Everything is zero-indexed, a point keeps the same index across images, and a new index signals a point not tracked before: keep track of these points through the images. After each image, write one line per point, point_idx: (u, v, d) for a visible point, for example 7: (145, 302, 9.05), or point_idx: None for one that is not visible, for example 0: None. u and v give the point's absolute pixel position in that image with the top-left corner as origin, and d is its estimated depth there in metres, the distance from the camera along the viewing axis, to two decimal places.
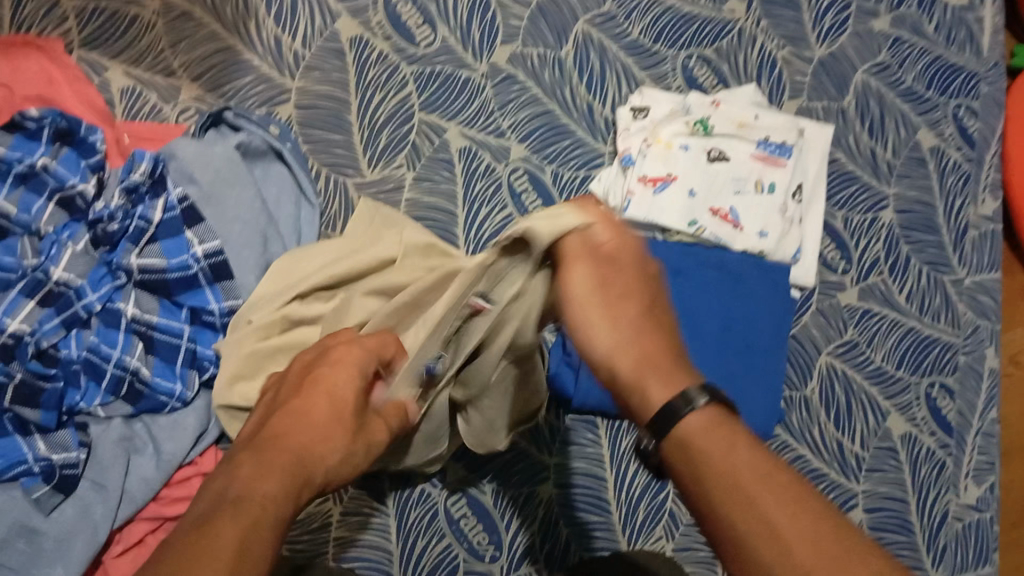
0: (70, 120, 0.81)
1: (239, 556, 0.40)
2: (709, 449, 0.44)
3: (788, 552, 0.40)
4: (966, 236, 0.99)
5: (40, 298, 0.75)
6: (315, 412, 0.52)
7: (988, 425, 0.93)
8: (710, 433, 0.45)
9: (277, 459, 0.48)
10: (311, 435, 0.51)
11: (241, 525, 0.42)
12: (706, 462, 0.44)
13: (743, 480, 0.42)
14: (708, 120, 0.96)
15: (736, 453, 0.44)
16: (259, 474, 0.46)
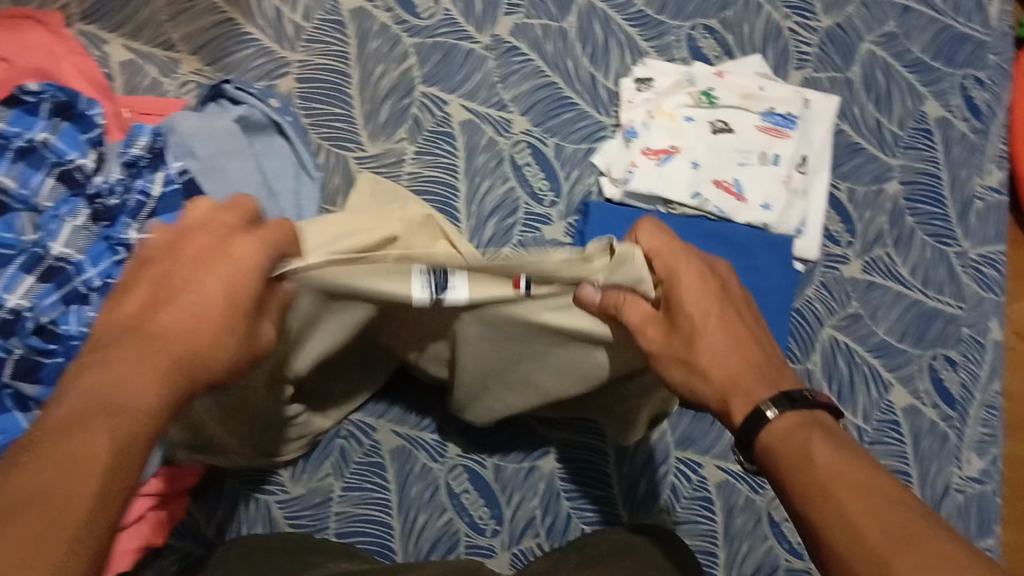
0: (69, 94, 0.80)
1: (109, 467, 0.41)
2: (804, 453, 0.48)
3: (860, 536, 0.43)
4: (972, 208, 0.99)
5: (40, 274, 0.74)
6: (203, 284, 0.48)
7: (991, 397, 0.93)
8: (797, 436, 0.49)
9: (154, 351, 0.45)
10: (192, 309, 0.47)
11: (113, 433, 0.41)
12: (789, 464, 0.48)
13: (821, 477, 0.46)
14: (712, 92, 0.95)
15: (828, 459, 0.47)
16: (135, 369, 0.44)
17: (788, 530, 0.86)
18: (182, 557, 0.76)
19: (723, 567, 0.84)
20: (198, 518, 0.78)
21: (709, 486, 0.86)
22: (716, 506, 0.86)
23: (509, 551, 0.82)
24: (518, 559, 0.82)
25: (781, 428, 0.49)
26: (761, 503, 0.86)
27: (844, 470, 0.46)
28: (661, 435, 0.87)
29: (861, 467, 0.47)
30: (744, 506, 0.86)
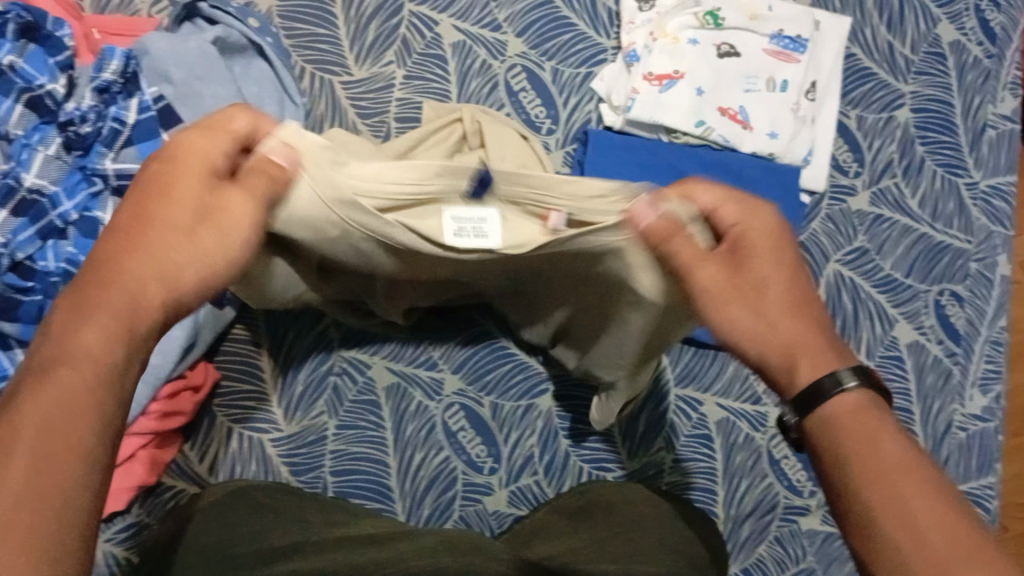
0: (36, 13, 0.74)
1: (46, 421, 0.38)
2: (855, 452, 0.44)
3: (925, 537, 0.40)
4: (984, 137, 0.95)
5: (13, 207, 0.71)
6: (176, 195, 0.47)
7: (997, 333, 0.90)
8: (846, 420, 0.46)
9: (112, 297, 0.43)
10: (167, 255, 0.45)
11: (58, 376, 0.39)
12: (855, 449, 0.44)
13: (888, 467, 0.43)
14: (718, 12, 0.90)
15: (882, 454, 0.44)
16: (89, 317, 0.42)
17: (788, 468, 0.84)
18: (175, 496, 0.75)
19: (722, 505, 0.82)
20: (190, 457, 0.76)
21: (709, 423, 0.84)
22: (715, 444, 0.83)
23: (506, 490, 0.80)
24: (517, 498, 0.80)
25: (826, 415, 0.47)
26: (761, 440, 0.84)
27: (881, 459, 0.43)
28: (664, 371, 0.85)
29: (915, 463, 0.43)
30: (745, 443, 0.83)
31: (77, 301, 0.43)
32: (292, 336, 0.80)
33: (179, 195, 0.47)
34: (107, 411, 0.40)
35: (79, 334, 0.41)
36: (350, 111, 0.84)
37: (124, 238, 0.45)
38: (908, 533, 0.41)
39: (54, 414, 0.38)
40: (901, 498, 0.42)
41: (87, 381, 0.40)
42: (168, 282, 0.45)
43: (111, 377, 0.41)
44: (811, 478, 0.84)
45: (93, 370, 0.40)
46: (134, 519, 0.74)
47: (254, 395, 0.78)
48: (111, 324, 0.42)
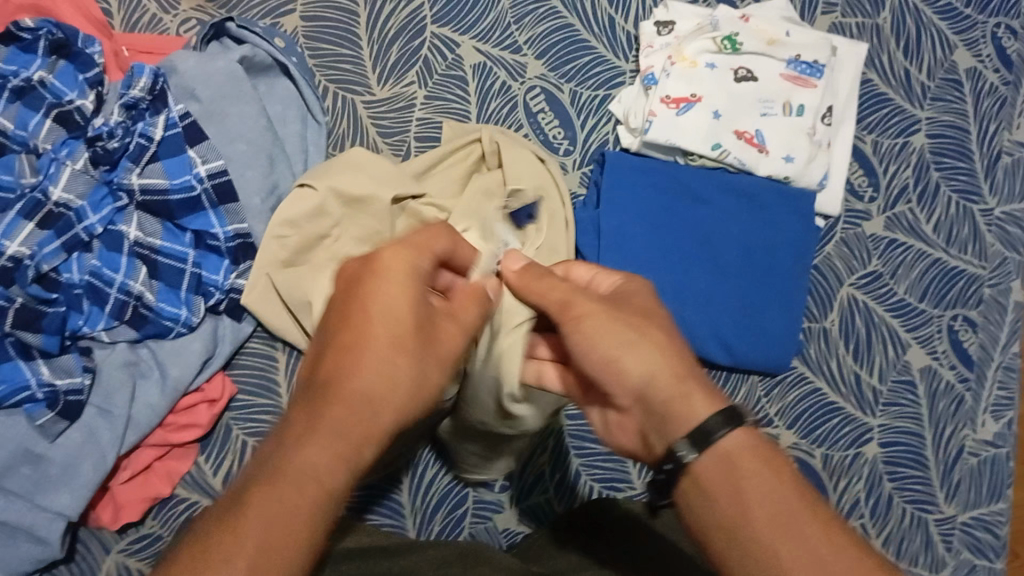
0: (66, 31, 0.77)
1: (262, 543, 0.44)
2: (756, 491, 0.51)
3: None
4: (999, 163, 0.95)
5: (40, 220, 0.72)
6: (370, 322, 0.49)
7: (1010, 359, 0.90)
8: (732, 467, 0.52)
9: (336, 418, 0.47)
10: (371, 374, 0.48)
11: (266, 502, 0.45)
12: (754, 491, 0.51)
13: (789, 513, 0.51)
14: (736, 37, 0.90)
15: (778, 493, 0.51)
16: (312, 435, 0.47)
17: None
18: (189, 507, 0.75)
19: None
20: (205, 469, 0.76)
21: None
22: None
23: (517, 508, 0.81)
24: (526, 515, 0.81)
25: (721, 452, 0.53)
26: None
27: (781, 506, 0.51)
28: None
29: (800, 498, 0.51)
30: None
31: (303, 423, 0.47)
32: None
33: (389, 328, 0.49)
34: (312, 538, 0.45)
35: (304, 458, 0.46)
36: (371, 130, 0.86)
37: (340, 349, 0.49)
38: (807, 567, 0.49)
39: (264, 539, 0.44)
40: (800, 533, 0.50)
41: (296, 510, 0.45)
42: (371, 416, 0.48)
43: (320, 505, 0.46)
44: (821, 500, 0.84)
45: (308, 499, 0.45)
46: (149, 530, 0.75)
47: (269, 409, 0.78)
48: (333, 450, 0.47)
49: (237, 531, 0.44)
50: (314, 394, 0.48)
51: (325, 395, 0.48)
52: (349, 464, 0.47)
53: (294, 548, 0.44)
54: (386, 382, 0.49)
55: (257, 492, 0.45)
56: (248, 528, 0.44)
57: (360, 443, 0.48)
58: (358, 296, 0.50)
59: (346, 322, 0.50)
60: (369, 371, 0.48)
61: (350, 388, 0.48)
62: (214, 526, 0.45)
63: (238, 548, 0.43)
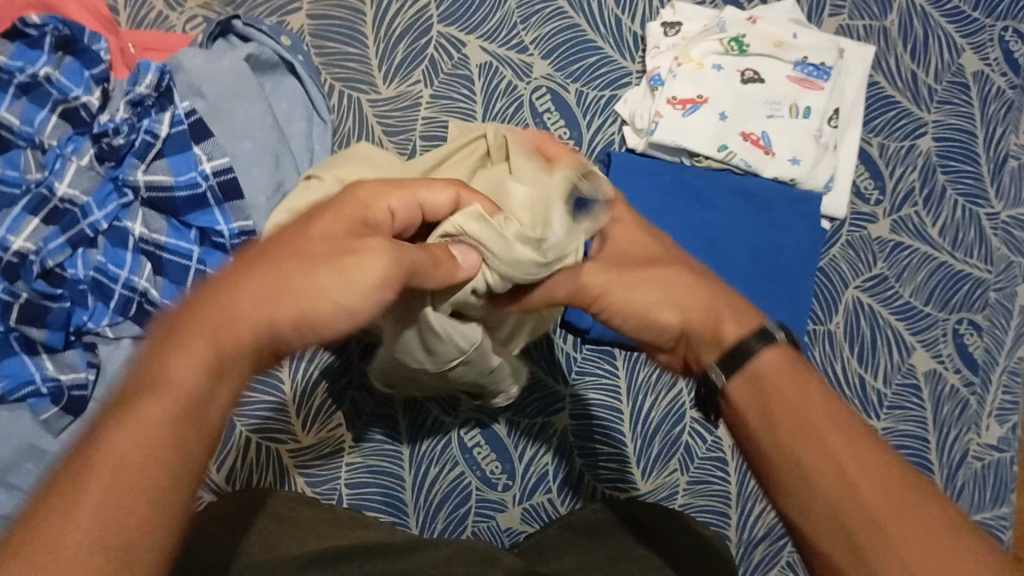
0: (73, 27, 0.77)
1: (120, 467, 0.35)
2: (781, 399, 0.48)
3: (857, 490, 0.44)
4: (1006, 167, 0.95)
5: (45, 215, 0.73)
6: (322, 226, 0.47)
7: (1015, 363, 0.90)
8: (780, 385, 0.49)
9: (204, 318, 0.41)
10: (271, 287, 0.43)
11: (99, 438, 0.36)
12: (781, 396, 0.49)
13: (818, 422, 0.47)
14: (743, 39, 0.91)
15: (808, 402, 0.48)
16: (171, 344, 0.40)
17: None
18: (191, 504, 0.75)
19: (734, 529, 0.82)
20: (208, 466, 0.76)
21: (724, 446, 0.84)
22: (730, 467, 0.83)
23: (520, 507, 0.81)
24: (529, 515, 0.81)
25: (755, 374, 0.50)
26: None
27: (811, 416, 0.47)
28: (679, 392, 0.85)
29: (841, 418, 0.47)
30: None
31: (165, 342, 0.40)
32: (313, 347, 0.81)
33: (318, 243, 0.45)
34: (190, 461, 0.37)
35: (166, 378, 0.39)
36: (377, 128, 0.85)
37: (246, 263, 0.44)
38: (833, 480, 0.45)
39: (129, 448, 0.36)
40: (833, 446, 0.46)
41: (161, 410, 0.38)
42: (241, 329, 0.41)
43: (188, 417, 0.38)
44: None
45: (179, 404, 0.38)
46: None
47: (273, 407, 0.79)
48: (202, 348, 0.40)
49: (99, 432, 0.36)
50: (186, 310, 0.42)
51: (192, 319, 0.41)
52: (217, 384, 0.40)
53: (163, 497, 0.36)
54: (270, 309, 0.43)
55: (123, 395, 0.38)
56: (107, 448, 0.36)
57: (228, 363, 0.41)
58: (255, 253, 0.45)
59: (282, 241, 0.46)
60: (255, 295, 0.43)
61: (216, 314, 0.41)
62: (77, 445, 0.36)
63: (108, 445, 0.36)
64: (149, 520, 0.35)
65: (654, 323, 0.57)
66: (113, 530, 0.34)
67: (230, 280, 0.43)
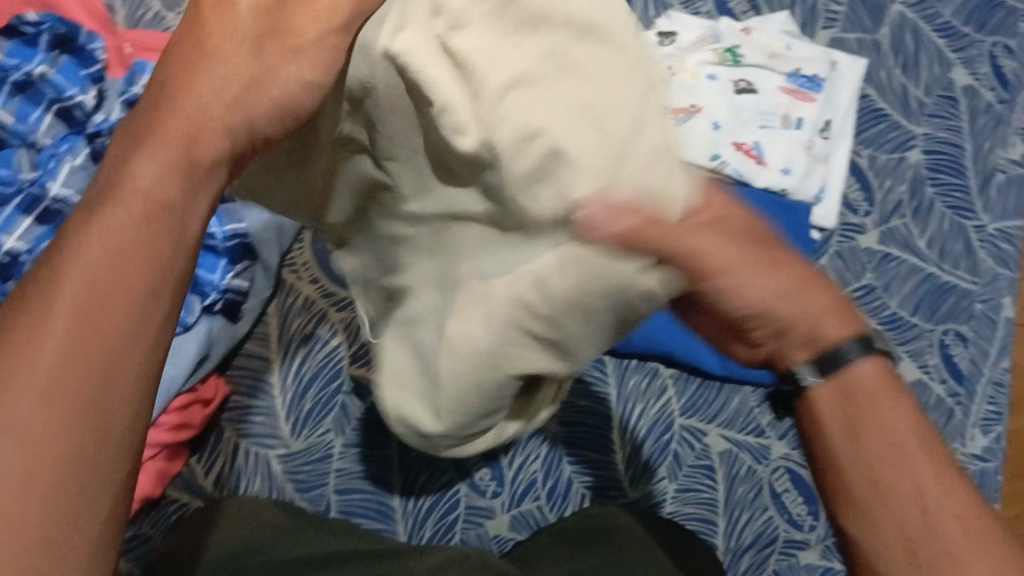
0: (70, 25, 0.77)
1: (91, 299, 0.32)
2: (866, 413, 0.44)
3: (922, 518, 0.42)
4: (993, 181, 0.96)
5: (37, 216, 0.71)
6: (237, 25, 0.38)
7: (1000, 375, 0.91)
8: (848, 404, 0.45)
9: (169, 124, 0.36)
10: (211, 84, 0.37)
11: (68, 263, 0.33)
12: (866, 413, 0.44)
13: (896, 442, 0.43)
14: (737, 49, 0.92)
15: (888, 415, 0.44)
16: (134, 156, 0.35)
17: (789, 501, 0.84)
18: (179, 508, 0.76)
19: (722, 537, 0.82)
20: (196, 470, 0.77)
21: (712, 454, 0.84)
22: (718, 474, 0.84)
23: (508, 514, 0.81)
24: (518, 522, 0.81)
25: (849, 376, 0.45)
26: (763, 473, 0.84)
27: (894, 433, 0.44)
28: (668, 401, 0.86)
29: (921, 438, 0.44)
30: (746, 476, 0.84)
31: (132, 132, 0.36)
32: (306, 354, 0.81)
33: (239, 47, 0.38)
34: (165, 251, 0.34)
35: (126, 176, 0.35)
36: None
37: (190, 50, 0.38)
38: (919, 516, 0.42)
39: (93, 241, 0.33)
40: (916, 481, 0.43)
41: (131, 207, 0.34)
42: (213, 135, 0.37)
43: (156, 226, 0.34)
44: (811, 512, 0.84)
45: (145, 206, 0.34)
46: (140, 531, 0.74)
47: (263, 411, 0.79)
48: (176, 159, 0.35)
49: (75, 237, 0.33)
50: (148, 104, 0.37)
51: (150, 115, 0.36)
52: (189, 183, 0.36)
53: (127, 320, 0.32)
54: (219, 86, 0.37)
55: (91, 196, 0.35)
56: (78, 263, 0.33)
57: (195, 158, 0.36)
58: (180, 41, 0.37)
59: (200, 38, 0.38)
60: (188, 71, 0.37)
61: (188, 104, 0.36)
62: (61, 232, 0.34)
63: (85, 246, 0.33)
64: (125, 326, 0.32)
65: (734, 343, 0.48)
66: (75, 355, 0.31)
67: (176, 60, 0.37)
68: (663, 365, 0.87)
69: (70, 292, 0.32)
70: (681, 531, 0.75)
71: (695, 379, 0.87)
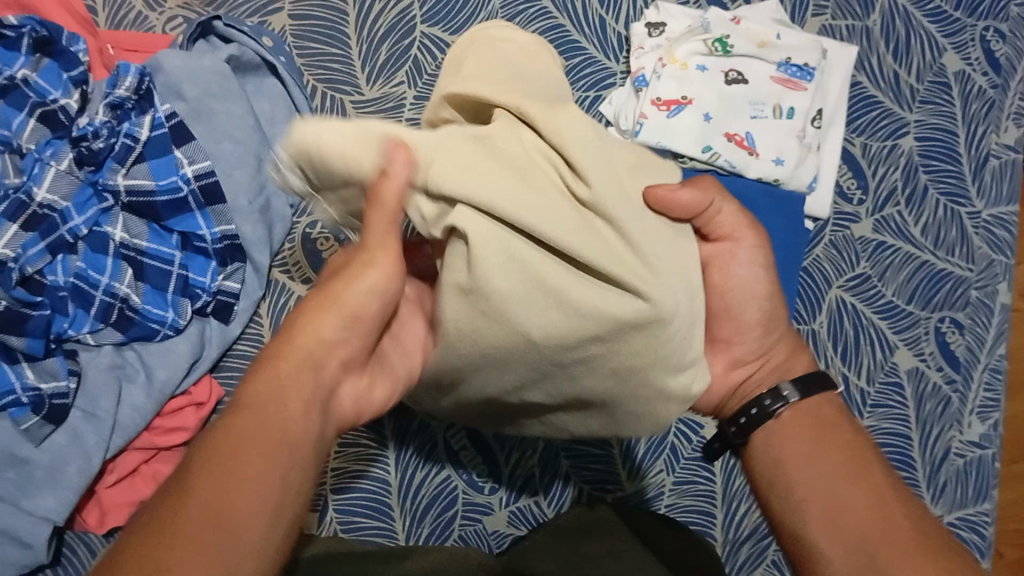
0: (51, 28, 0.75)
1: (280, 441, 0.49)
2: (827, 454, 0.59)
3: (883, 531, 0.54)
4: (987, 166, 0.95)
5: (23, 222, 0.72)
6: (294, 344, 0.54)
7: (996, 361, 0.91)
8: (814, 433, 0.60)
9: (289, 364, 0.53)
10: (284, 373, 0.53)
11: (212, 470, 0.46)
12: (829, 447, 0.59)
13: (858, 468, 0.58)
14: (727, 39, 0.91)
15: (848, 451, 0.59)
16: (271, 379, 0.53)
17: None
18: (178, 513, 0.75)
19: (720, 528, 0.82)
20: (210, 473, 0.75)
21: None
22: (715, 467, 0.83)
23: (506, 509, 0.81)
24: (515, 518, 0.81)
25: (807, 408, 0.61)
26: None
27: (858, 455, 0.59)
28: None
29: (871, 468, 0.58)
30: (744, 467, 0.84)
31: (235, 399, 0.52)
32: None
33: (302, 362, 0.54)
34: (276, 452, 0.49)
35: (252, 390, 0.52)
36: None
37: (279, 381, 0.53)
38: (874, 507, 0.56)
39: (231, 444, 0.48)
40: (862, 481, 0.57)
41: (289, 363, 0.54)
42: (296, 362, 0.54)
43: (280, 431, 0.50)
44: None
45: (276, 423, 0.50)
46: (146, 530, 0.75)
47: None
48: (284, 380, 0.53)
49: (253, 379, 0.53)
50: (230, 414, 0.50)
51: (321, 308, 0.55)
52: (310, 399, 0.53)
53: (277, 488, 0.48)
54: (264, 430, 0.49)
55: (270, 354, 0.55)
56: (240, 421, 0.49)
57: (311, 387, 0.53)
58: (336, 275, 0.57)
59: (286, 358, 0.54)
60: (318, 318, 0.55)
61: (289, 356, 0.54)
62: (212, 449, 0.47)
63: (196, 486, 0.45)
64: (261, 487, 0.47)
65: (733, 322, 0.63)
66: (218, 504, 0.45)
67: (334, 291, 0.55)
68: None
69: (217, 469, 0.46)
70: (639, 533, 0.72)
71: None
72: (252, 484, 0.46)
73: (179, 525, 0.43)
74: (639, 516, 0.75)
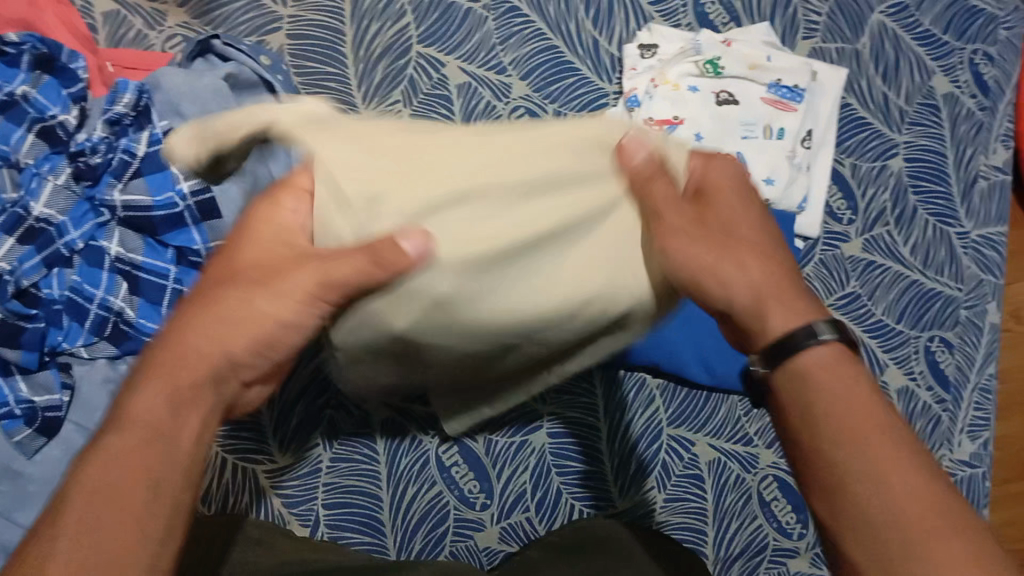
0: (50, 45, 0.76)
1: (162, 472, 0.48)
2: (827, 407, 0.52)
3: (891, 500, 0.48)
4: (976, 187, 0.96)
5: (20, 235, 0.73)
6: (189, 358, 0.51)
7: (985, 380, 0.91)
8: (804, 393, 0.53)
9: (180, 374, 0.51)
10: (179, 382, 0.51)
11: (86, 518, 0.45)
12: (831, 400, 0.52)
13: (860, 425, 0.51)
14: (718, 61, 0.93)
15: (854, 408, 0.51)
16: (165, 391, 0.50)
17: (777, 509, 0.84)
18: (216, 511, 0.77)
19: (711, 546, 0.83)
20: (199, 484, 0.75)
21: (700, 463, 0.84)
22: (706, 484, 0.84)
23: (497, 526, 0.81)
24: (507, 534, 0.81)
25: (798, 369, 0.53)
26: (751, 481, 0.85)
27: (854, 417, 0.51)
28: (656, 410, 0.86)
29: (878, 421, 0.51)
30: (735, 485, 0.84)
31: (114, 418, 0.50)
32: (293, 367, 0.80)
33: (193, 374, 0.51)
34: (157, 486, 0.47)
35: (135, 405, 0.50)
36: None
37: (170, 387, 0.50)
38: (869, 486, 0.49)
39: (106, 483, 0.47)
40: (874, 440, 0.50)
41: (187, 377, 0.51)
42: (191, 362, 0.51)
43: (158, 450, 0.48)
44: (799, 521, 0.84)
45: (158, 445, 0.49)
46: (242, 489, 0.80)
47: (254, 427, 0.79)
48: (172, 392, 0.50)
49: (143, 385, 0.51)
50: (114, 433, 0.49)
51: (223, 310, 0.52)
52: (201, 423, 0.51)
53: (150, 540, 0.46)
54: (140, 463, 0.48)
55: (162, 359, 0.52)
56: (125, 445, 0.48)
57: (208, 405, 0.52)
58: (252, 278, 0.52)
59: (175, 362, 0.51)
60: (225, 335, 0.52)
61: (179, 363, 0.51)
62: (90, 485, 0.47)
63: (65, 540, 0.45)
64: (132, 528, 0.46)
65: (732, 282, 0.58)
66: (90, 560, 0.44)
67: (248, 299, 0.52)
68: (648, 375, 0.86)
69: (103, 502, 0.46)
70: (629, 547, 0.72)
71: (681, 388, 0.87)
72: (125, 522, 0.46)
73: (58, 557, 0.44)
74: (628, 534, 0.74)
